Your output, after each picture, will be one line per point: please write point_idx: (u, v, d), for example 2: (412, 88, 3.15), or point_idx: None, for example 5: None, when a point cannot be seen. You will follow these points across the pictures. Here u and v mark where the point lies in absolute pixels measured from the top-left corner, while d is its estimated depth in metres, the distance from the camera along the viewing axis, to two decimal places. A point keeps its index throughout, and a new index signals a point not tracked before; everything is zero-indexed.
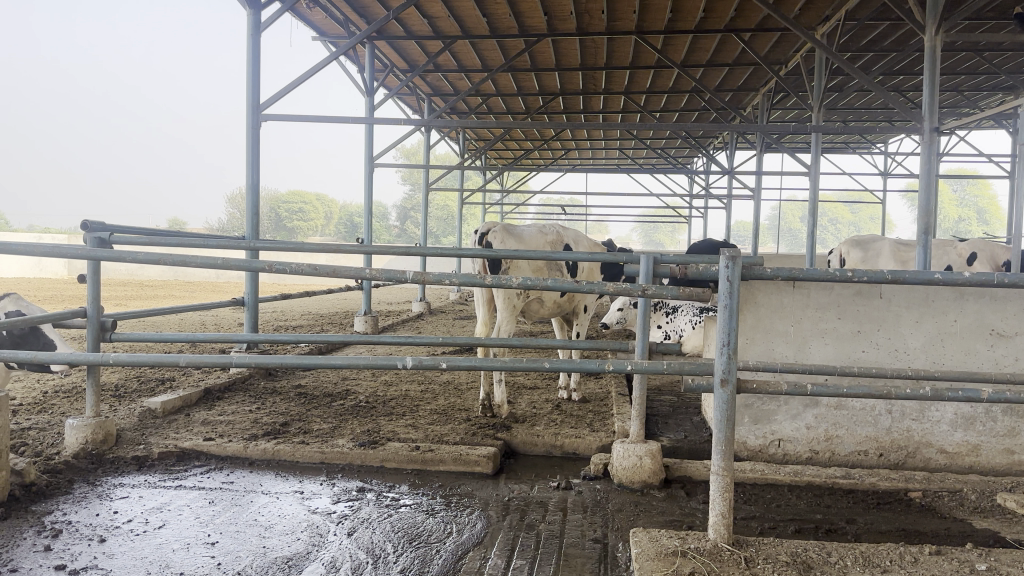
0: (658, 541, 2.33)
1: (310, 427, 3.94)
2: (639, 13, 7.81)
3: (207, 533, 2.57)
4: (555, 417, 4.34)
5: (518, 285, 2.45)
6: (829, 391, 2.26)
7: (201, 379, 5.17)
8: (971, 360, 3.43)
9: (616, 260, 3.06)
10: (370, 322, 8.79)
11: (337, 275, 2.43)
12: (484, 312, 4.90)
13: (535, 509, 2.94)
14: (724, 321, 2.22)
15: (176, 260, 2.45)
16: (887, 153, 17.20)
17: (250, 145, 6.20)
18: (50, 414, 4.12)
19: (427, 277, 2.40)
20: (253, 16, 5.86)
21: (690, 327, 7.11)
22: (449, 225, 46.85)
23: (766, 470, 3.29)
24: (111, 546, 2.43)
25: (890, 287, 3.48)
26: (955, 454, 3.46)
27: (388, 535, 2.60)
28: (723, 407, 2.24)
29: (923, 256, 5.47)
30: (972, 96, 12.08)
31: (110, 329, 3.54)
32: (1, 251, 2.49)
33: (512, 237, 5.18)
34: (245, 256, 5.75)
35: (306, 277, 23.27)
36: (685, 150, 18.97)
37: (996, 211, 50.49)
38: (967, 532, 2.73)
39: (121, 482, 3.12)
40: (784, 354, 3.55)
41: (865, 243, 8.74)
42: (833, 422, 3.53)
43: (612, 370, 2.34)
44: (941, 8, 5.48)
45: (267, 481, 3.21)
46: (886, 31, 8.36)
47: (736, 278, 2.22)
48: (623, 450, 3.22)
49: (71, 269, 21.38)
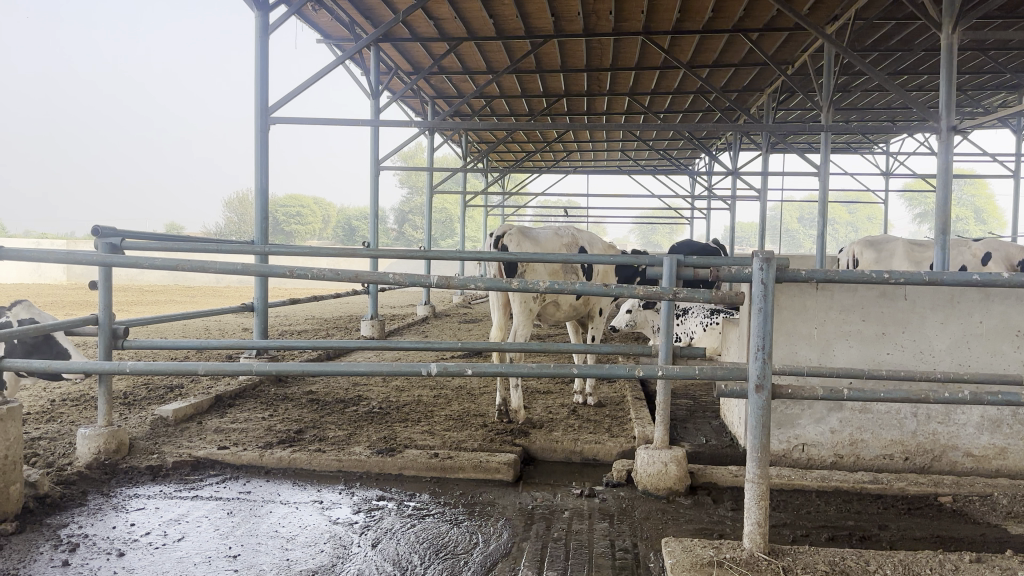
0: (692, 551, 2.26)
1: (326, 435, 3.88)
2: (647, 13, 7.77)
3: (228, 546, 2.52)
4: (572, 422, 4.29)
5: (545, 289, 2.35)
6: (868, 395, 2.14)
7: (211, 386, 5.11)
8: (996, 361, 3.37)
9: (637, 264, 2.97)
10: (376, 326, 8.71)
11: (360, 279, 2.35)
12: (499, 316, 4.87)
13: (560, 518, 2.88)
14: (759, 325, 2.12)
15: (195, 266, 2.38)
16: (888, 153, 16.96)
17: (258, 149, 6.15)
18: (60, 422, 4.07)
19: (453, 281, 2.33)
20: (260, 18, 5.81)
21: (701, 329, 7.10)
22: (449, 228, 46.96)
23: (792, 476, 3.24)
24: (131, 561, 2.37)
25: (914, 288, 3.43)
26: (982, 457, 3.40)
27: (414, 546, 2.55)
28: (758, 413, 2.16)
29: (942, 256, 5.41)
30: (976, 96, 12.10)
31: (122, 336, 3.45)
32: (15, 258, 2.42)
33: (528, 239, 5.13)
34: (254, 262, 5.70)
35: (307, 282, 23.25)
36: (687, 152, 18.96)
37: (993, 211, 50.68)
38: (1004, 538, 2.67)
39: (136, 492, 3.07)
40: (808, 357, 3.49)
41: (878, 244, 8.68)
42: (858, 426, 3.49)
43: (642, 375, 2.26)
44: (959, 6, 5.44)
45: (285, 491, 3.15)
46: (894, 30, 8.33)
47: (771, 281, 2.14)
48: (648, 457, 3.16)
49: (73, 275, 21.54)
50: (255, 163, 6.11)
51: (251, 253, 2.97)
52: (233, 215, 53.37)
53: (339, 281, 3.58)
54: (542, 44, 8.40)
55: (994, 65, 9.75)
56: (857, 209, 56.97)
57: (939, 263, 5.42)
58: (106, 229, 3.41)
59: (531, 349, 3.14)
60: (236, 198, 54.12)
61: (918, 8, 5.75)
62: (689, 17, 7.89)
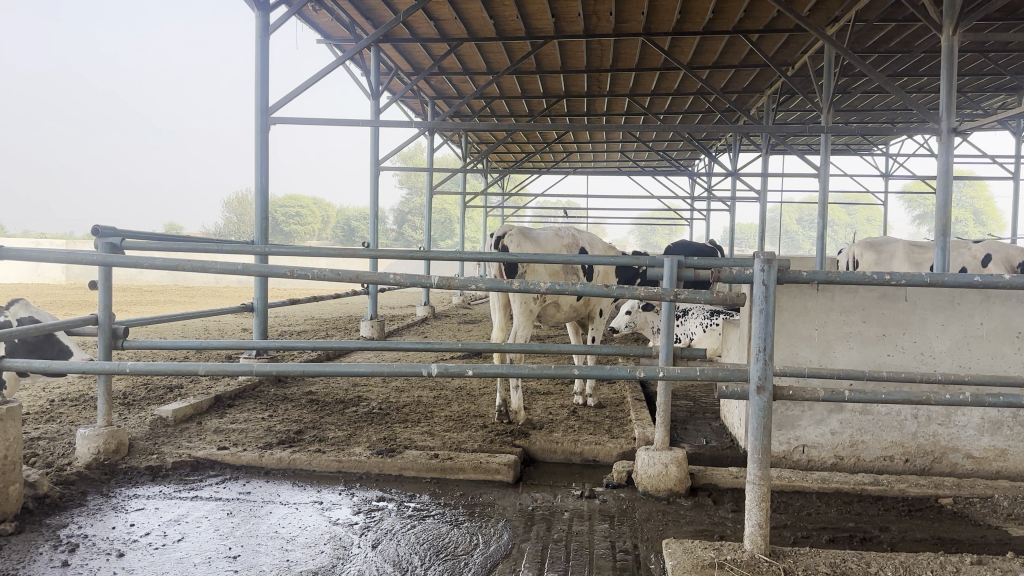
0: (693, 553, 2.26)
1: (325, 435, 3.88)
2: (647, 14, 7.78)
3: (228, 547, 2.51)
4: (572, 424, 4.28)
5: (546, 290, 2.34)
6: (869, 396, 2.14)
7: (211, 387, 5.10)
8: (997, 363, 3.37)
9: (638, 264, 2.95)
10: (376, 327, 8.69)
11: (361, 279, 2.34)
12: (500, 316, 4.87)
13: (560, 519, 2.88)
14: (760, 326, 2.12)
15: (195, 266, 2.37)
16: (887, 154, 16.85)
17: (259, 149, 6.14)
18: (59, 423, 4.06)
19: (453, 282, 2.32)
20: (261, 18, 5.81)
21: (701, 330, 7.11)
22: (449, 228, 46.98)
23: (793, 477, 3.23)
24: (130, 561, 2.37)
25: (915, 289, 3.43)
26: (982, 459, 3.40)
27: (414, 547, 2.54)
28: (760, 415, 2.15)
29: (942, 257, 5.41)
30: (976, 97, 12.12)
31: (122, 336, 3.44)
32: (15, 258, 2.41)
33: (528, 240, 5.13)
34: (254, 262, 5.70)
35: (306, 283, 23.23)
36: (687, 153, 18.97)
37: (991, 213, 50.75)
38: (1004, 540, 2.67)
39: (135, 492, 3.06)
40: (809, 359, 3.49)
41: (878, 245, 8.69)
42: (858, 427, 3.49)
43: (643, 377, 2.26)
44: (959, 8, 5.45)
45: (285, 491, 3.14)
46: (894, 32, 8.34)
47: (772, 282, 2.13)
48: (648, 458, 3.16)
49: (72, 275, 21.53)
50: (255, 163, 6.11)
51: (251, 253, 2.96)
52: (233, 216, 53.34)
53: (340, 281, 3.57)
54: (542, 45, 8.41)
55: (993, 67, 9.76)
56: (856, 211, 57.01)
57: (939, 264, 5.42)
58: (105, 229, 3.40)
59: (532, 350, 3.14)
60: (235, 199, 54.04)
61: (919, 9, 5.75)
62: (690, 18, 7.90)
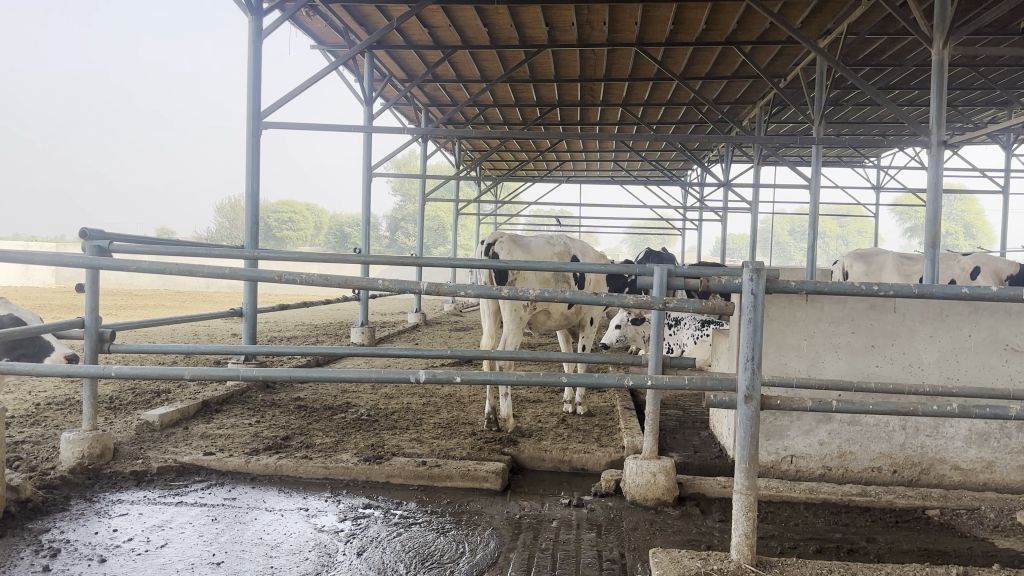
0: (680, 562, 2.23)
1: (313, 441, 3.84)
2: (641, 25, 7.84)
3: (211, 553, 2.48)
4: (562, 432, 4.26)
5: (535, 298, 2.31)
6: (856, 407, 2.12)
7: (198, 392, 5.05)
8: (985, 375, 3.39)
9: (629, 273, 2.91)
10: (368, 334, 8.66)
11: (349, 285, 2.30)
12: (490, 324, 4.90)
13: (548, 527, 2.87)
14: (749, 335, 2.10)
15: (180, 269, 2.32)
16: (880, 167, 16.97)
17: (250, 153, 6.12)
18: (44, 426, 4.01)
19: (440, 288, 2.29)
20: (253, 22, 5.81)
21: (692, 341, 7.20)
22: (439, 234, 47.00)
23: (781, 488, 3.24)
24: (111, 567, 2.33)
25: (904, 301, 3.44)
26: (970, 470, 3.42)
27: (400, 555, 2.52)
28: (747, 425, 2.13)
29: (931, 270, 5.42)
30: (965, 112, 12.27)
31: (109, 340, 3.37)
32: (3, 261, 2.37)
33: (520, 248, 5.17)
34: (244, 266, 5.66)
35: (296, 289, 23.08)
36: (680, 163, 19.07)
37: (981, 227, 51.42)
38: (991, 552, 2.67)
39: (119, 498, 3.02)
40: (797, 368, 3.50)
41: (869, 256, 8.70)
42: (846, 438, 3.49)
43: (629, 385, 2.22)
44: (948, 21, 5.51)
45: (271, 498, 3.11)
46: (885, 45, 8.44)
47: (761, 291, 2.11)
48: (636, 466, 3.14)
49: (60, 277, 21.31)
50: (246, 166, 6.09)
51: (241, 256, 2.92)
52: (225, 220, 53.12)
53: (329, 285, 3.52)
54: (535, 53, 8.45)
55: (983, 81, 9.89)
56: (847, 223, 57.34)
57: (929, 277, 5.44)
58: (94, 232, 3.37)
59: (521, 357, 3.07)
60: (228, 203, 53.73)
61: (910, 22, 5.78)
62: (684, 30, 7.95)
